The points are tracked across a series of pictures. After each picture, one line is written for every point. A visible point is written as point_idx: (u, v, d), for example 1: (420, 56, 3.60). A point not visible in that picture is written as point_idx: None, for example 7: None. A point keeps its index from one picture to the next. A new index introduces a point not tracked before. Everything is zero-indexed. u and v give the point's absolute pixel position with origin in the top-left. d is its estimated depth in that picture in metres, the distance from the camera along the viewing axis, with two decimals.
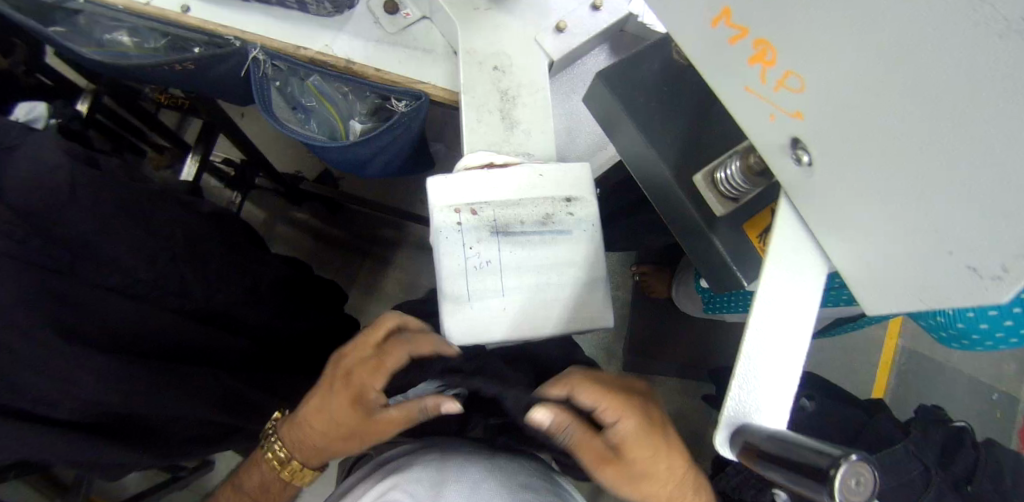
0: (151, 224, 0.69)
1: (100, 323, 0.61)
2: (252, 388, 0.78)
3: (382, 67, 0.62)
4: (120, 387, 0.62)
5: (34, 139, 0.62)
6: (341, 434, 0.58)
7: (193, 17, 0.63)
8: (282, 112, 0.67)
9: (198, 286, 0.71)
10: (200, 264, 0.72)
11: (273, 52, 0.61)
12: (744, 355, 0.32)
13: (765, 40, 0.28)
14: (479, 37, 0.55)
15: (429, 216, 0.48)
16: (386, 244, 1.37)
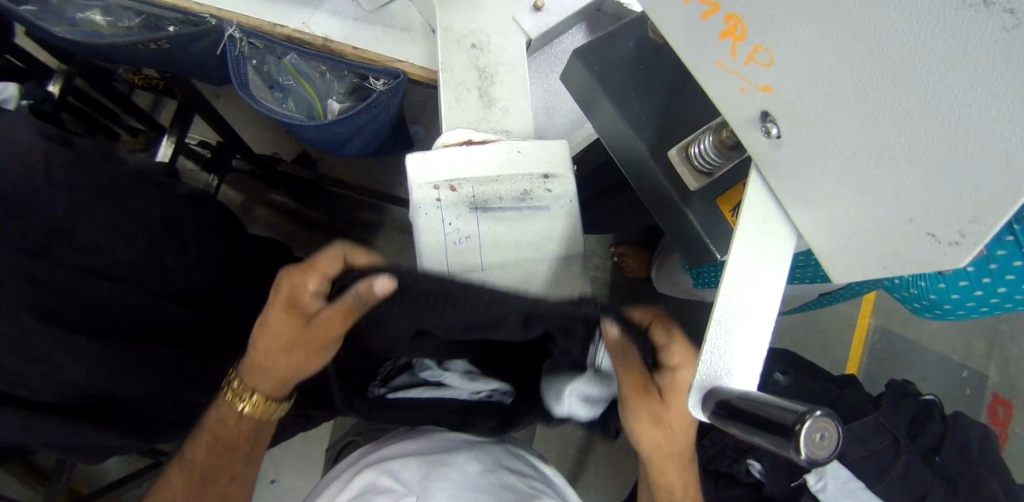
0: (131, 207, 0.68)
1: (80, 304, 0.61)
2: None
3: (360, 46, 0.62)
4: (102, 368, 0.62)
5: (6, 120, 0.61)
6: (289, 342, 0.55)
7: None
8: (260, 91, 0.67)
9: (179, 268, 0.71)
10: (180, 247, 0.72)
11: (249, 30, 0.60)
12: (715, 321, 0.33)
13: (735, 15, 0.28)
14: (456, 14, 0.55)
15: (408, 191, 0.49)
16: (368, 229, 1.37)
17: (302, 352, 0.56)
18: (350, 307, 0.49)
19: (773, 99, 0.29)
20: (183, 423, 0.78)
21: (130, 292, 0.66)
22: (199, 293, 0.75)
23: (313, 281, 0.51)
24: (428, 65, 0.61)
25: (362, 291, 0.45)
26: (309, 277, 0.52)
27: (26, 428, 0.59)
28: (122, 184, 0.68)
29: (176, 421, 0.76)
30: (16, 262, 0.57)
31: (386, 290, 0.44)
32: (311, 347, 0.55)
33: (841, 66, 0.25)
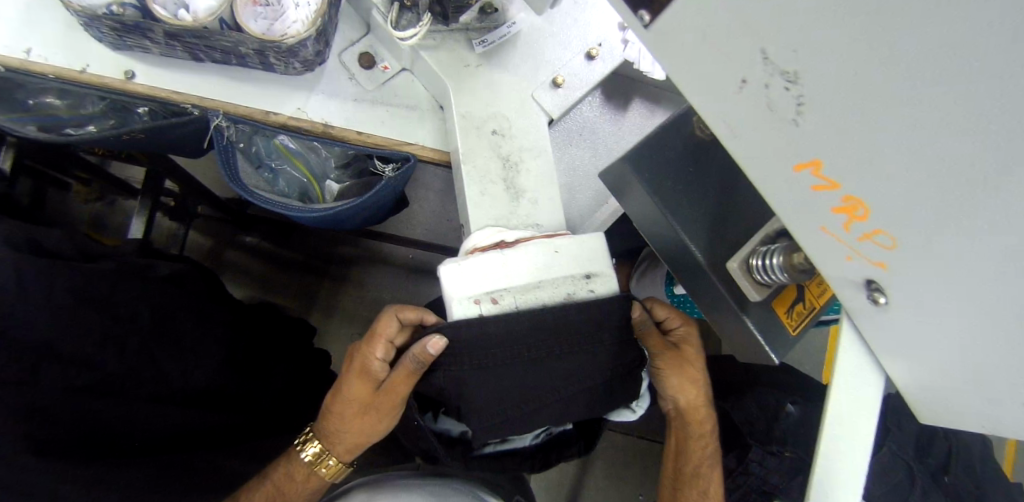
0: (114, 309, 0.61)
1: (75, 429, 0.56)
2: (249, 464, 0.72)
3: (364, 128, 0.56)
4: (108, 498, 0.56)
5: None
6: (360, 408, 0.55)
7: (141, 84, 0.54)
8: (249, 176, 0.61)
9: (175, 368, 0.64)
10: (173, 344, 0.65)
11: (239, 119, 0.55)
12: (821, 460, 0.34)
13: (858, 198, 0.25)
14: (474, 99, 0.52)
15: (446, 307, 0.45)
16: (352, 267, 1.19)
17: (370, 419, 0.56)
18: (409, 371, 0.49)
19: (886, 274, 0.27)
20: None
21: (127, 405, 0.60)
22: (198, 392, 0.67)
23: (378, 352, 0.53)
24: (439, 143, 0.57)
25: (415, 354, 0.46)
26: (375, 346, 0.53)
27: None
28: (100, 285, 0.61)
29: None
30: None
31: (438, 352, 0.45)
32: (378, 415, 0.55)
33: (979, 270, 0.23)
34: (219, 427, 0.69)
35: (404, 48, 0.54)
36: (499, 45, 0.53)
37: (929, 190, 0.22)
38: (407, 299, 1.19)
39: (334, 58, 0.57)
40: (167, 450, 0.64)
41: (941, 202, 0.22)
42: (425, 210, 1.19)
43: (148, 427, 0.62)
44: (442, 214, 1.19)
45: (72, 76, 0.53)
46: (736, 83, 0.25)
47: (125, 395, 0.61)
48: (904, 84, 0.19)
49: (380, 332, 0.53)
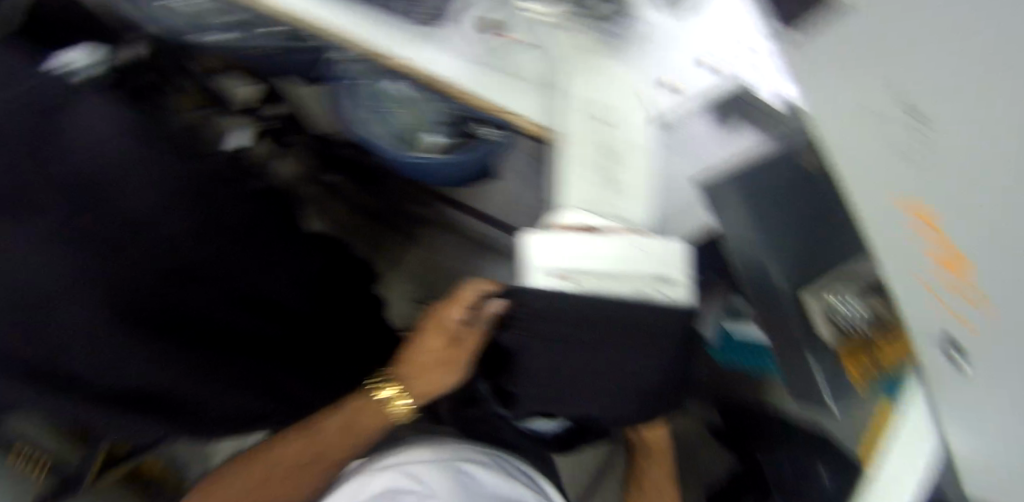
0: (208, 200, 0.63)
1: (141, 296, 0.55)
2: (302, 385, 0.69)
3: (483, 87, 0.55)
4: (158, 373, 0.55)
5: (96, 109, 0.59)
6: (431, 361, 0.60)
7: (292, 10, 0.59)
8: (363, 111, 0.66)
9: (251, 268, 0.65)
10: (253, 248, 0.66)
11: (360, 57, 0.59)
12: (883, 485, 0.44)
13: (945, 241, 0.30)
14: (590, 84, 0.53)
15: (529, 275, 0.50)
16: (423, 227, 1.23)
17: (437, 375, 0.60)
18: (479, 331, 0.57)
19: (974, 311, 0.31)
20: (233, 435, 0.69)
21: (200, 290, 0.59)
22: (266, 297, 0.66)
23: (457, 313, 0.57)
24: (540, 117, 0.54)
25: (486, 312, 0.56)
26: (456, 310, 0.57)
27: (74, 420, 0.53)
28: (200, 178, 0.63)
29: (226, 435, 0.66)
30: (47, 241, 0.51)
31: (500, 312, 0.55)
32: (444, 372, 0.60)
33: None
34: (277, 345, 0.66)
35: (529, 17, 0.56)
36: (622, 38, 0.55)
37: (994, 245, 0.26)
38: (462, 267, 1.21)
39: (455, 20, 0.58)
40: (220, 348, 0.61)
41: (1010, 259, 0.26)
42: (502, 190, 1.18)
43: (209, 320, 0.60)
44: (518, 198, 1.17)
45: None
46: (878, 114, 0.28)
47: (200, 282, 0.60)
48: (997, 154, 0.22)
49: (463, 299, 0.57)
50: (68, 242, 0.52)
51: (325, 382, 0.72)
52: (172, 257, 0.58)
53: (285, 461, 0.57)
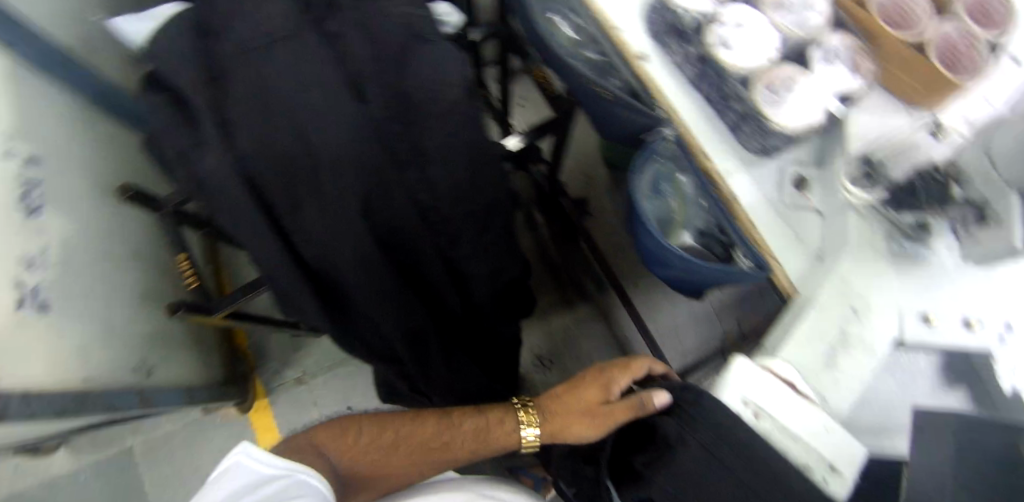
0: (474, 173, 0.67)
1: (389, 213, 0.64)
2: (436, 350, 0.75)
3: (760, 223, 0.58)
4: (356, 269, 0.64)
5: (446, 55, 0.64)
6: (583, 407, 0.67)
7: (646, 67, 0.59)
8: (646, 176, 0.63)
9: (467, 242, 0.70)
10: (481, 229, 0.71)
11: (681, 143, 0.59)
12: None
13: None
14: (860, 275, 0.57)
15: (721, 387, 0.54)
16: (584, 303, 1.19)
17: (582, 422, 0.65)
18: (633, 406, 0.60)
19: None
20: (364, 350, 0.77)
21: (424, 234, 0.66)
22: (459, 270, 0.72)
23: (626, 382, 0.66)
24: (797, 278, 0.59)
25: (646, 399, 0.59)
26: (624, 374, 0.66)
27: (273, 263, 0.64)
28: (488, 154, 0.68)
29: (361, 344, 0.75)
30: (354, 120, 0.60)
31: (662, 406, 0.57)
32: (588, 422, 0.64)
33: None
34: (448, 309, 0.72)
35: (843, 198, 0.58)
36: (910, 258, 0.59)
37: None
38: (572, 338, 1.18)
39: (780, 164, 0.60)
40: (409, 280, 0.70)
41: None
42: (670, 317, 1.15)
43: (416, 257, 0.68)
44: (680, 333, 1.14)
45: (607, 25, 0.60)
46: None
47: (433, 229, 0.67)
48: None
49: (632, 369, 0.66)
50: (370, 140, 0.60)
51: (451, 357, 0.80)
52: (428, 192, 0.66)
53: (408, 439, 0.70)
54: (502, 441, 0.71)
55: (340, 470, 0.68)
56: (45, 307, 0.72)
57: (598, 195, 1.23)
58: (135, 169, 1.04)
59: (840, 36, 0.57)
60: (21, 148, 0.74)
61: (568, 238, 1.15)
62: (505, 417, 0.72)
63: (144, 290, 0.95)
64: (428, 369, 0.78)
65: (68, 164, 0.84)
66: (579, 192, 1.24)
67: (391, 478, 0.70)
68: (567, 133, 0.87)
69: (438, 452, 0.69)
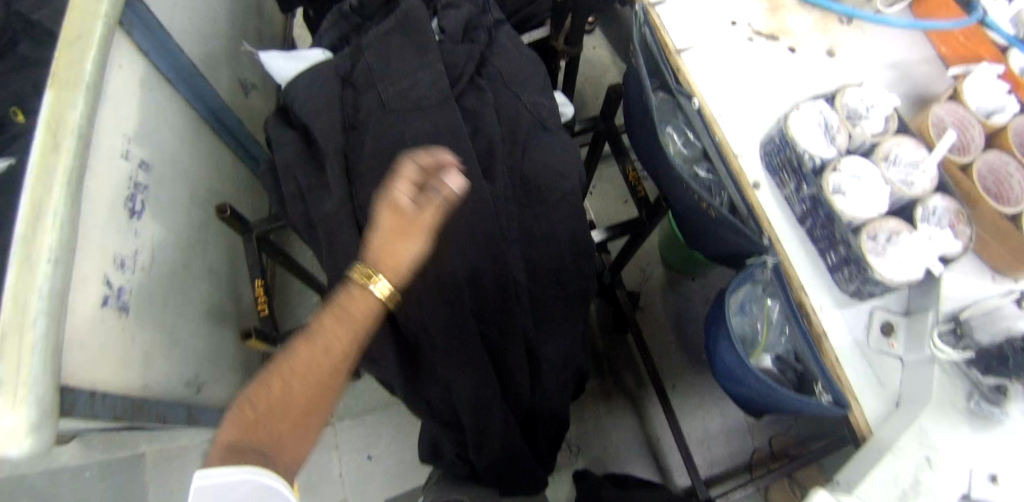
0: (573, 261, 0.71)
1: (487, 287, 0.65)
2: (495, 433, 0.73)
3: (845, 362, 0.61)
4: (444, 334, 0.65)
5: (569, 154, 0.70)
6: (387, 236, 0.55)
7: (756, 195, 0.63)
8: (736, 297, 0.68)
9: (550, 323, 0.72)
10: (564, 314, 0.73)
11: (781, 271, 0.62)
12: None
13: None
14: (937, 426, 0.58)
15: None
16: (623, 398, 1.22)
17: (395, 251, 0.54)
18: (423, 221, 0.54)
19: None
20: (425, 415, 0.76)
21: (515, 311, 0.68)
22: (536, 352, 0.72)
23: (406, 188, 0.54)
24: (873, 420, 0.60)
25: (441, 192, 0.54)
26: (403, 185, 0.54)
27: (369, 314, 0.66)
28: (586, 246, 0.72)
29: (426, 406, 0.75)
30: (478, 196, 0.63)
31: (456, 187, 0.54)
32: (409, 261, 0.55)
33: None
34: (517, 387, 0.72)
35: (928, 351, 0.59)
36: (985, 416, 0.59)
37: None
38: (603, 425, 1.20)
39: (869, 308, 0.63)
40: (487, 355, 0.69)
41: None
42: (703, 424, 1.19)
43: (500, 334, 0.68)
44: (710, 442, 1.18)
45: (726, 151, 0.65)
46: None
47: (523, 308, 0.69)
48: None
49: (422, 171, 0.55)
50: (487, 214, 0.63)
51: (506, 449, 0.76)
52: (527, 275, 0.69)
53: (297, 373, 0.53)
54: (367, 311, 0.56)
55: (276, 457, 0.50)
56: (124, 309, 0.74)
57: (651, 290, 1.30)
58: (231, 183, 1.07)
59: (942, 198, 0.61)
60: (137, 153, 0.78)
61: (617, 328, 1.25)
62: (352, 297, 0.56)
63: (208, 304, 0.96)
64: (481, 451, 0.75)
65: (173, 171, 0.87)
66: (635, 285, 1.30)
67: (312, 425, 0.54)
68: (643, 236, 0.92)
69: (327, 376, 0.54)
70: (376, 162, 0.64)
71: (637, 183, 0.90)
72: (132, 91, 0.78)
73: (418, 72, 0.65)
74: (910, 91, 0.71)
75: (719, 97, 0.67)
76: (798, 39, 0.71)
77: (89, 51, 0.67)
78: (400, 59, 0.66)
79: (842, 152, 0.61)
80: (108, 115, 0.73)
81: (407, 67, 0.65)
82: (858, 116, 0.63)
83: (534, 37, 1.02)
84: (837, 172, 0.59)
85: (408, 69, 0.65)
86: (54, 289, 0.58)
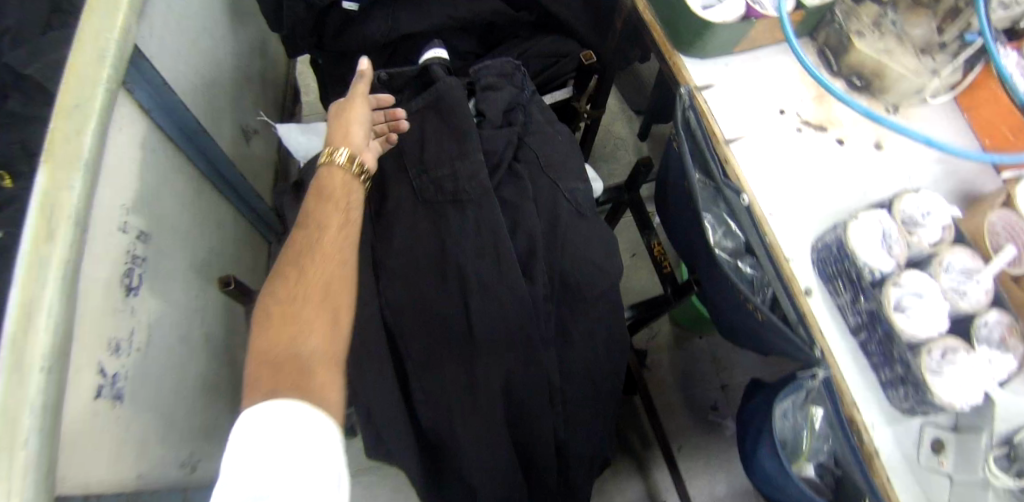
0: (609, 361, 0.68)
1: (517, 393, 0.62)
2: None
3: (897, 484, 0.57)
4: (476, 434, 0.62)
5: (605, 247, 0.67)
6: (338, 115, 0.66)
7: (809, 304, 0.61)
8: (784, 406, 0.64)
9: (582, 424, 0.68)
10: (596, 413, 0.69)
11: (833, 385, 0.60)
12: None
13: None
14: None
15: None
16: (628, 459, 1.20)
17: (346, 119, 0.65)
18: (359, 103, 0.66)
19: None
20: None
21: (548, 415, 0.64)
22: (566, 454, 0.68)
23: (361, 86, 0.66)
24: None
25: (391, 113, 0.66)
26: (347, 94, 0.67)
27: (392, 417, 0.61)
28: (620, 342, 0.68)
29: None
30: (519, 302, 0.59)
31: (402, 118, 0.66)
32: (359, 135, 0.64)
33: None
34: (544, 489, 0.68)
35: (982, 475, 0.56)
36: None
37: None
38: (608, 487, 1.18)
39: (920, 424, 0.60)
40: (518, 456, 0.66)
41: None
42: (709, 486, 1.18)
43: (532, 437, 0.64)
44: None
45: (778, 255, 0.61)
46: None
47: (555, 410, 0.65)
48: None
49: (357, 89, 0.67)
50: (526, 317, 0.60)
51: None
52: (561, 377, 0.65)
53: (315, 258, 0.56)
54: (346, 183, 0.61)
55: (316, 352, 0.51)
56: (118, 397, 0.68)
57: (658, 348, 1.31)
58: (231, 237, 1.03)
59: (999, 313, 0.58)
60: (135, 224, 0.73)
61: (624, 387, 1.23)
62: (334, 176, 0.61)
63: (202, 374, 0.90)
64: None
65: (169, 234, 0.82)
66: (641, 343, 1.31)
67: (336, 313, 0.55)
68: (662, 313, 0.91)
69: (335, 271, 0.55)
70: (416, 261, 0.61)
71: (662, 258, 0.90)
72: (130, 156, 0.73)
73: (457, 162, 0.62)
74: (960, 187, 0.67)
75: (766, 194, 0.64)
76: (847, 130, 0.68)
77: (87, 123, 0.62)
78: (439, 147, 0.63)
79: (900, 264, 0.58)
80: (106, 187, 0.67)
81: (444, 162, 0.62)
82: (914, 222, 0.60)
83: (556, 98, 1.01)
84: (898, 288, 0.56)
85: (446, 160, 0.62)
86: (47, 405, 0.51)
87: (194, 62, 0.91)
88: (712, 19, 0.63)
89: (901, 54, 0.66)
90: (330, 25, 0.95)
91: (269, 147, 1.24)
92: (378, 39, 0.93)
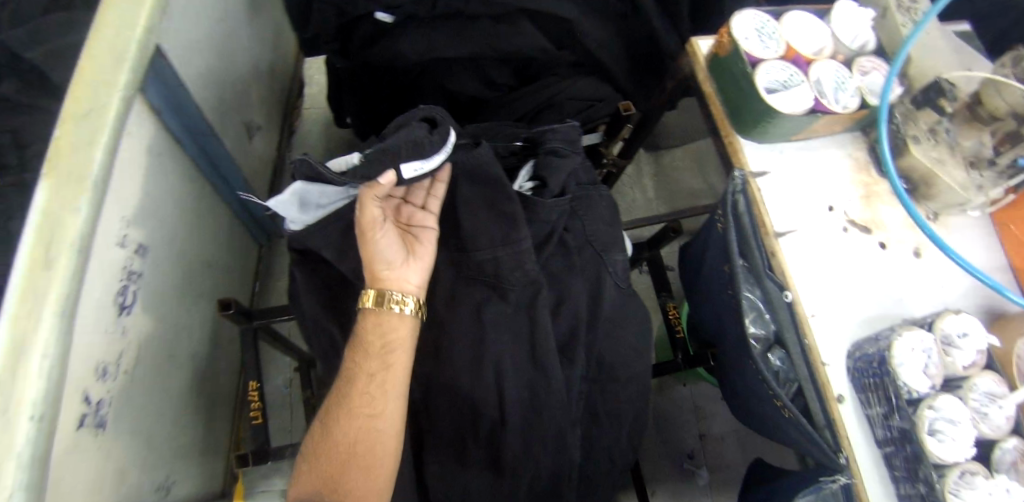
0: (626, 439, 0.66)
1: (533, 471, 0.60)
2: None
3: None
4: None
5: (634, 325, 0.67)
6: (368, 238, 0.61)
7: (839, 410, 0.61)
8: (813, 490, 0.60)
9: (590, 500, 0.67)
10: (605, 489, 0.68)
11: (853, 491, 0.59)
12: None
13: None
14: None
15: None
16: None
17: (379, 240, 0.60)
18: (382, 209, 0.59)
19: None
20: None
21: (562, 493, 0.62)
22: None
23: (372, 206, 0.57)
24: None
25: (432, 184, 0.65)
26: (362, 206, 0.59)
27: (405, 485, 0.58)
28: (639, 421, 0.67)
29: None
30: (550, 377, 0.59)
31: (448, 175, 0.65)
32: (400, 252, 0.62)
33: None
34: None
35: None
36: None
37: None
38: None
39: None
40: None
41: None
42: None
43: None
44: None
45: (816, 359, 0.61)
46: None
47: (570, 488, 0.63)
48: None
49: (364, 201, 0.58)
50: (555, 393, 0.60)
51: None
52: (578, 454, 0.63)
53: (352, 418, 0.58)
54: (385, 333, 0.59)
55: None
56: (100, 426, 0.62)
57: None
58: (224, 243, 0.97)
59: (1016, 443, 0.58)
60: (134, 237, 0.67)
61: None
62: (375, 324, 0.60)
63: (183, 393, 0.84)
64: None
65: (165, 245, 0.75)
66: None
67: (372, 463, 0.57)
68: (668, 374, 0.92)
69: (369, 419, 0.58)
70: (455, 323, 0.61)
71: (676, 323, 0.91)
72: (138, 161, 0.66)
73: (499, 248, 0.61)
74: (986, 302, 0.68)
75: (807, 295, 0.64)
76: (890, 234, 0.68)
77: (103, 132, 0.56)
78: (477, 212, 0.63)
79: (937, 386, 0.57)
80: (110, 199, 0.61)
81: (485, 245, 0.62)
82: (950, 342, 0.59)
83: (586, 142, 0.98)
84: (933, 410, 0.56)
85: (488, 244, 0.62)
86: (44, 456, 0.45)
87: (207, 56, 0.84)
88: (778, 107, 0.62)
89: (953, 166, 0.66)
90: (358, 36, 0.89)
91: (271, 143, 1.16)
92: (411, 58, 0.87)
